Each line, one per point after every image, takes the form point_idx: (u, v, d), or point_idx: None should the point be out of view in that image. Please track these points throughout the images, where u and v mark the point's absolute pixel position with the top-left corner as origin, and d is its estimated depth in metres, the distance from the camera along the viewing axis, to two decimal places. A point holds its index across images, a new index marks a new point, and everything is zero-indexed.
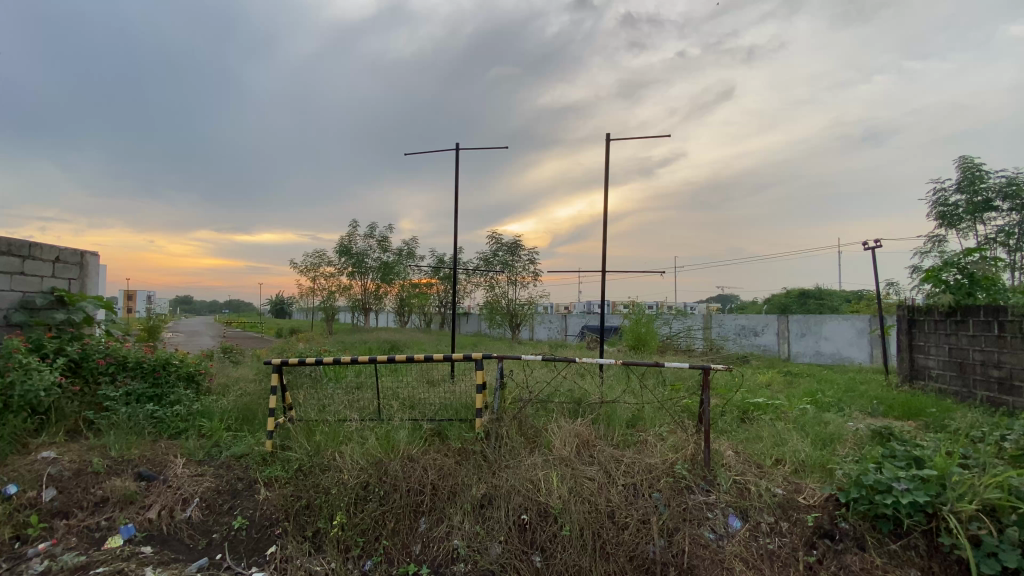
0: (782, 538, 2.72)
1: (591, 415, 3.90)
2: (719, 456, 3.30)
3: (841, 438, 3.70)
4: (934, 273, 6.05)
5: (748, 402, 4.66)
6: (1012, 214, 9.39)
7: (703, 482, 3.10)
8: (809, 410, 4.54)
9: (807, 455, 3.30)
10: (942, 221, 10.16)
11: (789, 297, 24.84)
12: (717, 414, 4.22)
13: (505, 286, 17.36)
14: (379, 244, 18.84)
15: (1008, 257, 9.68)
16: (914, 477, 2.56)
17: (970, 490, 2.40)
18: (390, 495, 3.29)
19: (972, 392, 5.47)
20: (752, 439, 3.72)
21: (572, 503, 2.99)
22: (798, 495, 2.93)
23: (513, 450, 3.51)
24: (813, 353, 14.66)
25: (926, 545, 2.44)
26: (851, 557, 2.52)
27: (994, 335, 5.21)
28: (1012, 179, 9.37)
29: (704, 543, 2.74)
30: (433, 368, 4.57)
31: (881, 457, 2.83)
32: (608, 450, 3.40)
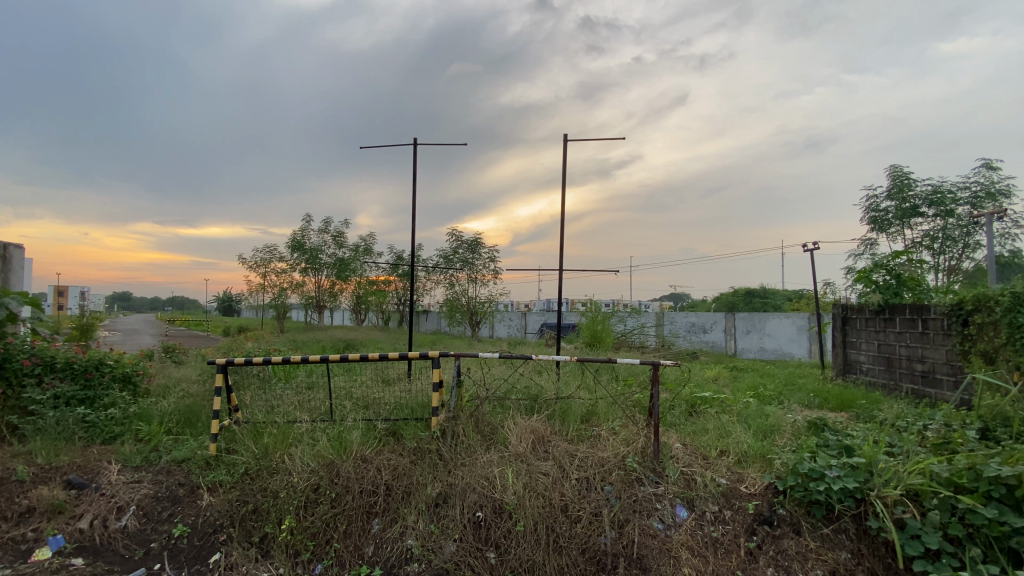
0: (725, 525, 2.84)
1: (547, 412, 3.94)
2: (667, 448, 3.42)
3: (780, 429, 3.91)
4: (866, 274, 6.49)
5: (695, 396, 4.85)
6: (936, 219, 10.16)
7: (653, 474, 3.20)
8: (752, 403, 4.78)
9: (749, 445, 3.47)
10: (874, 226, 10.89)
11: (736, 296, 25.94)
12: (667, 408, 4.37)
13: (465, 284, 17.27)
14: (334, 240, 18.35)
15: (931, 260, 10.48)
16: (845, 464, 2.73)
17: (895, 476, 2.57)
18: (342, 497, 3.22)
19: (898, 385, 5.90)
20: (698, 431, 3.87)
21: (526, 499, 3.02)
22: (741, 484, 3.07)
23: (469, 448, 3.51)
24: (758, 349, 15.41)
25: (855, 528, 2.60)
26: (788, 542, 2.67)
27: (918, 331, 5.62)
28: (936, 188, 10.13)
29: (653, 533, 2.84)
30: (388, 367, 4.50)
31: (816, 446, 3.01)
32: (563, 445, 3.45)
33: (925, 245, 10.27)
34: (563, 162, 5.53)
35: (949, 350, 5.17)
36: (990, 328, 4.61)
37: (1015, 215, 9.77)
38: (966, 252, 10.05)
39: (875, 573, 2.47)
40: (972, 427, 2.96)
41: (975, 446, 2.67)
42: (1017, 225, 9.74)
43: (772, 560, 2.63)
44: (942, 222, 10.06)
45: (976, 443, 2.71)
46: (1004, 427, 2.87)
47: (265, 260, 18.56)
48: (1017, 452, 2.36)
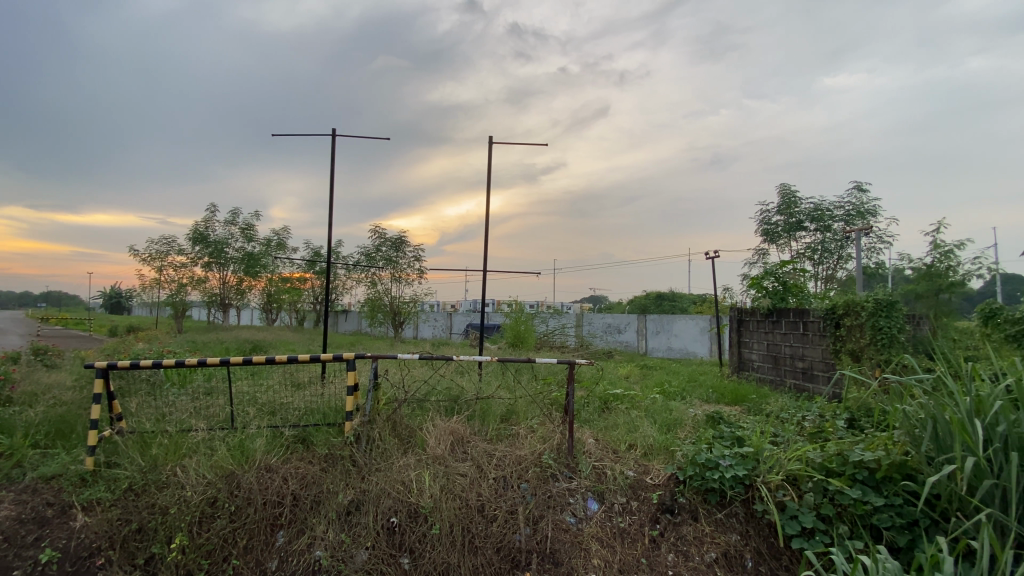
0: (631, 516, 3.00)
1: (467, 412, 3.93)
2: (581, 443, 3.55)
3: (682, 423, 4.20)
4: (758, 280, 7.19)
5: (608, 393, 5.08)
6: (817, 233, 11.43)
7: (567, 469, 3.31)
8: (658, 398, 5.10)
9: (655, 439, 3.69)
10: (766, 237, 12.04)
11: (649, 299, 27.54)
12: (582, 405, 4.54)
13: (387, 283, 16.78)
14: (242, 233, 17.04)
15: (812, 270, 11.78)
16: (736, 454, 2.99)
17: (777, 463, 2.86)
18: (243, 510, 3.01)
19: (783, 380, 6.57)
20: (610, 427, 4.05)
21: (442, 502, 2.99)
22: (646, 476, 3.25)
23: (384, 453, 3.41)
24: (666, 348, 16.51)
25: (744, 512, 2.83)
26: (687, 528, 2.87)
27: (800, 332, 6.29)
28: (817, 206, 11.41)
29: (565, 527, 2.93)
30: (299, 369, 4.25)
31: (713, 437, 3.27)
32: (482, 446, 3.46)
33: (807, 256, 11.53)
34: (489, 164, 5.57)
35: (824, 349, 5.84)
36: (857, 330, 5.27)
37: (877, 232, 11.26)
38: (839, 263, 11.42)
39: (760, 552, 2.71)
40: (843, 418, 3.36)
41: (844, 434, 3.03)
42: (879, 240, 11.21)
43: (672, 547, 2.81)
44: (821, 236, 11.34)
45: (844, 432, 3.08)
46: (867, 417, 3.29)
47: (161, 252, 16.79)
48: (877, 438, 2.70)
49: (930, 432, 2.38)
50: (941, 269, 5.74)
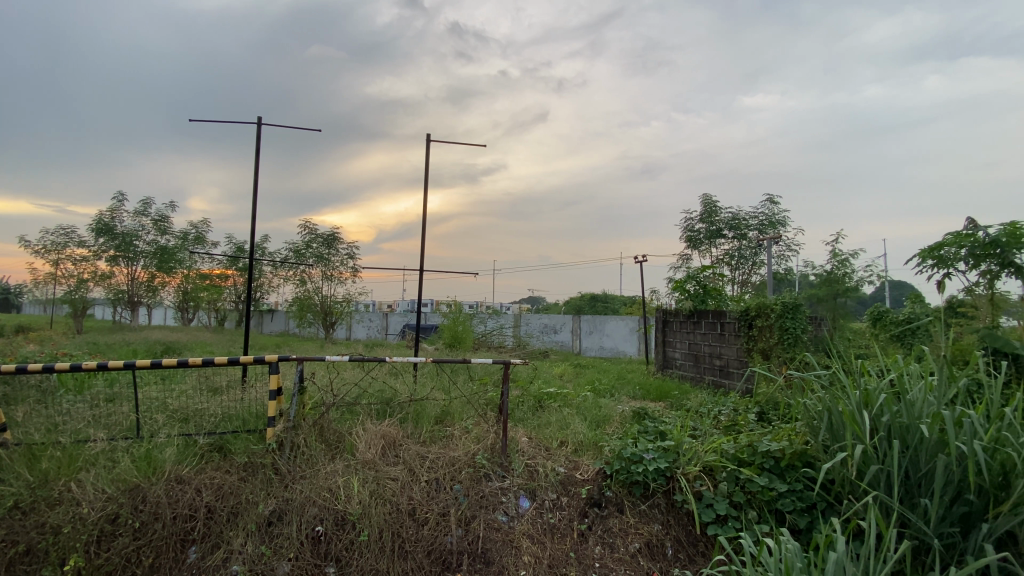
0: (561, 511, 3.09)
1: (399, 415, 3.85)
2: (514, 442, 3.60)
3: (611, 419, 4.37)
4: (681, 283, 7.65)
5: (542, 391, 5.18)
6: (735, 241, 12.29)
7: (500, 468, 3.34)
8: (589, 396, 5.27)
9: (585, 435, 3.81)
10: (690, 243, 12.78)
11: (583, 300, 28.38)
12: (517, 404, 4.59)
13: (318, 282, 16.08)
14: (155, 225, 15.65)
15: (730, 275, 12.64)
16: (659, 448, 3.16)
17: (694, 455, 3.05)
18: (149, 526, 2.79)
19: (702, 377, 7.00)
20: (542, 425, 4.13)
21: (371, 507, 2.92)
22: (576, 472, 3.35)
23: (310, 459, 3.27)
24: (599, 348, 17.09)
25: (665, 502, 2.99)
26: (613, 520, 2.99)
27: (717, 332, 6.73)
28: (735, 216, 12.28)
29: (497, 526, 2.96)
30: (216, 373, 3.96)
31: (638, 433, 3.43)
32: (414, 448, 3.41)
33: (726, 261, 12.38)
34: (426, 162, 5.48)
35: (738, 348, 6.29)
36: (767, 330, 5.73)
37: (786, 241, 12.28)
38: (754, 269, 12.31)
39: (679, 540, 2.87)
40: (753, 412, 3.64)
41: (754, 427, 3.28)
42: (788, 249, 12.25)
43: (600, 539, 2.92)
44: (738, 243, 12.21)
45: (754, 424, 3.34)
46: (774, 410, 3.59)
47: (56, 244, 15.04)
48: (782, 430, 2.95)
49: (827, 424, 2.63)
50: (839, 276, 6.37)
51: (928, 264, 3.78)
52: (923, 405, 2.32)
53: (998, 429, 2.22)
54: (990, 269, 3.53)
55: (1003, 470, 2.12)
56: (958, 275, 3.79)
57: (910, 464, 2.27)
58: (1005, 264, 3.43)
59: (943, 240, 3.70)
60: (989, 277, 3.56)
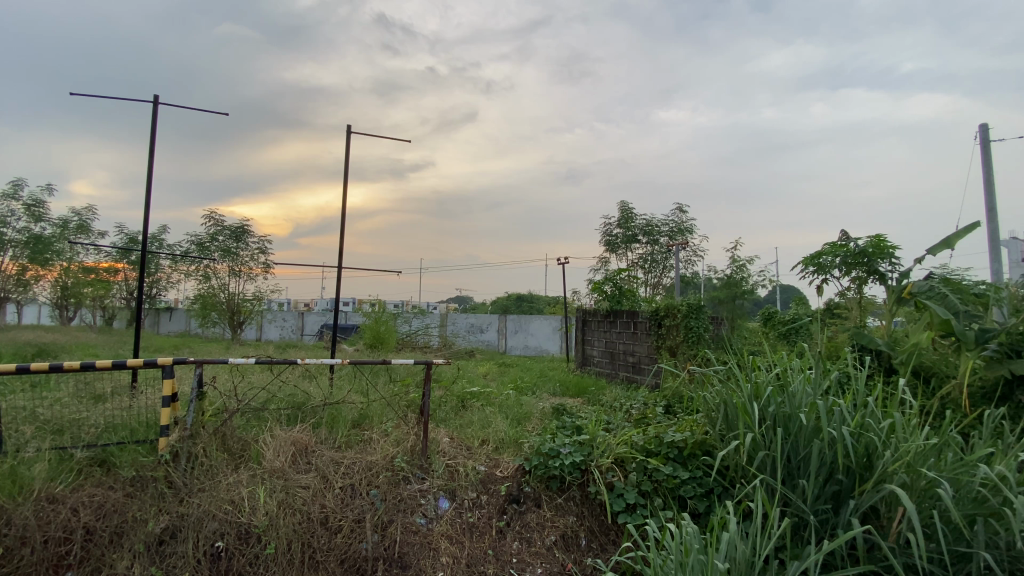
0: (480, 510, 3.11)
1: (313, 420, 3.66)
2: (435, 443, 3.56)
3: (531, 416, 4.47)
4: (599, 285, 8.06)
5: (465, 390, 5.18)
6: (648, 245, 13.04)
7: (419, 471, 3.29)
8: (511, 394, 5.35)
9: (505, 433, 3.86)
10: (608, 247, 13.38)
11: (509, 300, 28.74)
12: (439, 405, 4.55)
13: (225, 278, 14.87)
14: (26, 210, 13.66)
15: (644, 277, 13.38)
16: (575, 442, 3.28)
17: (607, 447, 3.20)
18: (15, 552, 2.50)
19: (617, 373, 7.36)
20: (464, 424, 4.13)
21: (279, 518, 2.77)
22: (496, 469, 3.39)
23: (210, 470, 3.03)
24: (523, 347, 17.40)
25: (580, 494, 3.11)
26: (530, 515, 3.06)
27: (631, 331, 7.10)
28: (648, 222, 13.05)
29: (415, 529, 2.92)
30: (100, 378, 3.54)
31: (557, 428, 3.54)
32: (328, 454, 3.27)
33: (640, 265, 13.08)
34: (346, 153, 5.24)
35: (649, 345, 6.68)
36: (675, 329, 6.15)
37: (693, 247, 13.22)
38: (664, 272, 13.02)
39: (592, 530, 2.99)
40: (662, 406, 3.89)
41: (661, 420, 3.51)
42: (695, 254, 13.22)
43: (517, 535, 2.98)
44: (652, 248, 12.99)
45: (661, 417, 3.58)
46: (679, 403, 3.86)
47: None
48: (685, 422, 3.18)
49: (723, 415, 2.87)
50: (737, 279, 6.98)
51: (811, 271, 4.25)
52: (803, 396, 2.60)
53: (861, 416, 2.55)
54: (859, 275, 4.04)
55: (865, 452, 2.43)
56: (834, 280, 4.30)
57: (791, 449, 2.54)
58: (871, 272, 3.95)
59: (823, 249, 4.17)
60: (858, 283, 4.08)
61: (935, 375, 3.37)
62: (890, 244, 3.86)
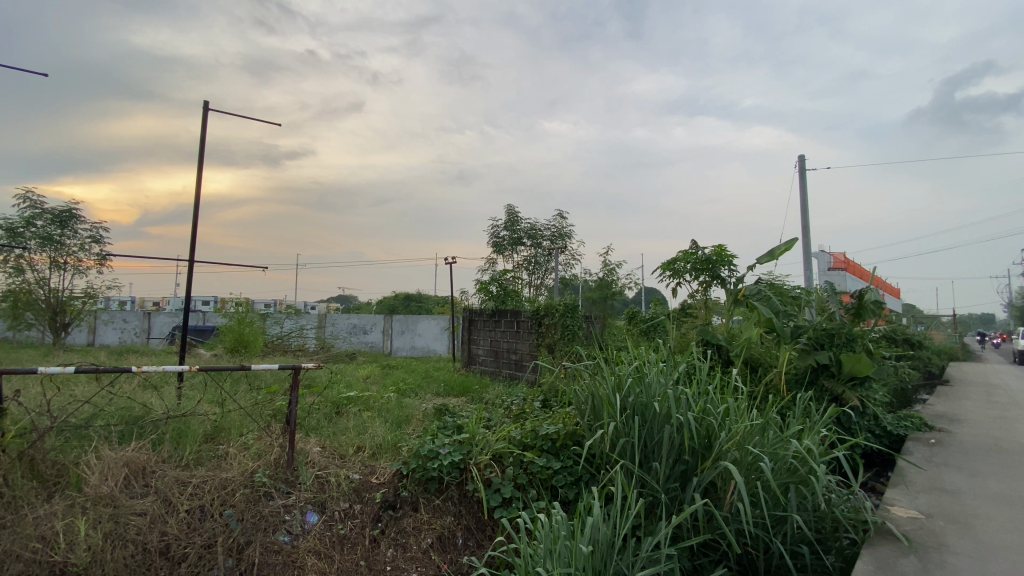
0: (352, 520, 2.96)
1: (153, 436, 3.17)
2: (303, 454, 3.31)
3: (412, 419, 4.36)
4: (485, 285, 8.19)
5: (341, 396, 4.90)
6: (533, 248, 13.56)
7: (284, 485, 3.04)
8: (392, 397, 5.19)
9: (383, 438, 3.72)
10: (495, 249, 13.67)
11: (395, 300, 27.92)
12: (311, 412, 4.24)
13: (44, 272, 12.39)
14: None
15: (529, 279, 13.88)
16: (454, 441, 3.26)
17: (485, 445, 3.23)
18: None
19: (500, 371, 7.52)
20: (338, 432, 3.90)
21: (105, 553, 2.46)
22: (372, 476, 3.26)
23: (12, 504, 2.56)
24: (409, 348, 17.01)
25: (458, 494, 3.09)
26: (406, 520, 2.99)
27: (514, 330, 7.30)
28: (533, 226, 13.58)
29: (277, 548, 2.69)
30: None
31: (437, 429, 3.49)
32: (171, 473, 2.87)
33: (525, 267, 13.54)
34: (203, 133, 4.66)
35: (530, 343, 6.94)
36: (554, 328, 6.49)
37: (572, 251, 14.00)
38: (547, 274, 13.59)
39: (469, 528, 3.00)
40: (539, 400, 4.04)
41: (538, 414, 3.65)
42: (575, 257, 14.06)
43: (392, 542, 2.89)
44: (536, 251, 13.53)
45: (538, 411, 3.72)
46: (554, 397, 4.04)
47: None
48: (560, 415, 3.34)
49: (591, 406, 3.07)
50: (609, 281, 7.58)
51: (668, 275, 4.74)
52: (657, 385, 2.88)
53: (705, 401, 2.89)
54: (706, 279, 4.61)
55: (706, 434, 2.76)
56: (686, 283, 4.84)
57: (648, 435, 2.80)
58: (714, 276, 4.53)
59: (677, 256, 4.67)
60: (704, 285, 4.65)
61: (762, 364, 3.94)
62: (730, 253, 4.45)
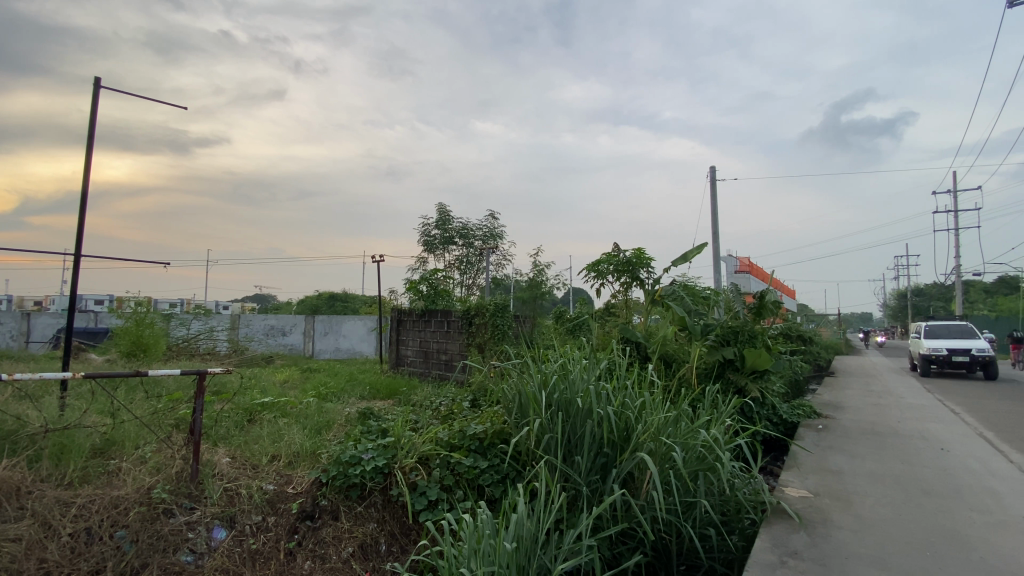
0: (266, 533, 2.79)
1: (28, 452, 2.80)
2: (210, 466, 3.07)
3: (333, 424, 4.19)
4: (415, 284, 8.03)
5: (255, 402, 4.60)
6: (464, 248, 13.51)
7: (187, 500, 2.81)
8: (313, 401, 4.95)
9: (301, 445, 3.54)
10: (425, 248, 13.47)
11: (319, 300, 26.63)
12: (220, 420, 3.94)
13: None
14: None
15: (460, 279, 13.80)
16: (378, 446, 3.17)
17: (411, 447, 3.17)
18: None
19: (429, 371, 7.42)
20: (251, 440, 3.65)
21: None
22: (288, 486, 3.09)
23: None
24: (333, 350, 16.27)
25: (381, 499, 2.99)
26: (326, 530, 2.87)
27: (444, 330, 7.22)
28: (464, 225, 13.53)
29: (177, 569, 2.48)
30: None
31: (360, 434, 3.37)
32: (51, 493, 2.58)
33: (456, 266, 13.47)
34: (94, 113, 4.18)
35: (460, 343, 6.92)
36: (484, 328, 6.54)
37: (504, 251, 14.13)
38: (478, 274, 13.59)
39: (393, 534, 2.91)
40: (468, 400, 4.02)
41: (466, 414, 3.64)
42: (506, 258, 14.18)
43: (310, 553, 2.75)
44: (467, 251, 13.49)
45: (466, 411, 3.71)
46: (483, 397, 4.04)
47: None
48: (487, 414, 3.35)
49: (518, 404, 3.11)
50: (539, 282, 7.71)
51: (592, 276, 4.91)
52: (580, 382, 2.98)
53: (624, 396, 3.04)
54: (627, 280, 4.82)
55: (625, 426, 2.90)
56: (609, 284, 5.04)
57: (571, 430, 2.88)
58: (635, 278, 4.76)
59: (601, 258, 4.85)
60: (625, 286, 4.86)
61: (676, 360, 4.19)
62: (648, 256, 4.70)
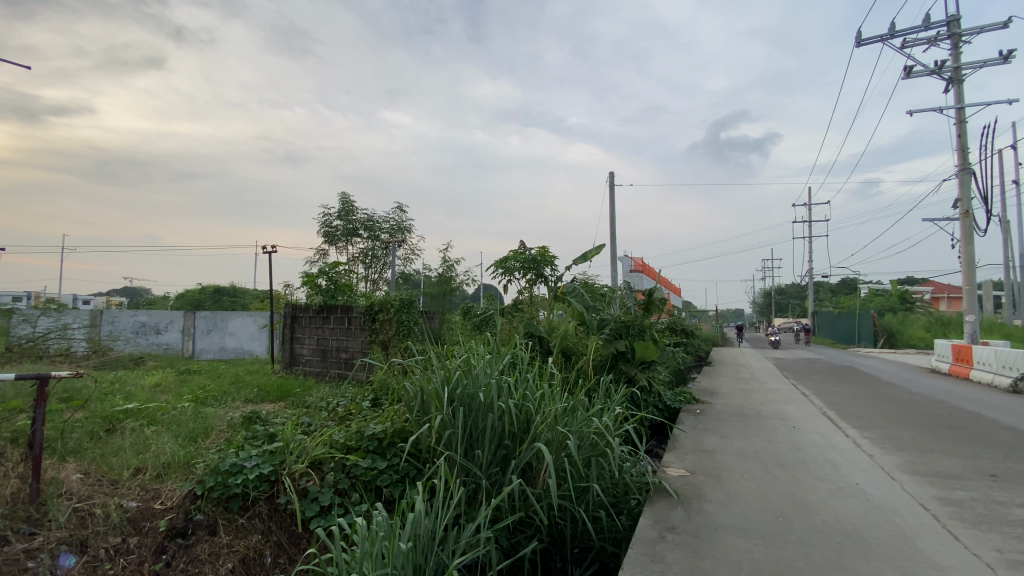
0: (127, 557, 2.49)
1: None
2: (56, 484, 2.68)
3: (212, 431, 3.83)
4: (313, 278, 7.56)
5: (118, 410, 4.07)
6: (369, 241, 13.03)
7: (26, 525, 2.45)
8: (189, 406, 4.49)
9: (172, 456, 3.19)
10: (326, 240, 12.79)
11: (202, 294, 24.12)
12: (69, 432, 3.43)
13: None
14: None
15: (364, 273, 13.30)
16: (264, 452, 2.96)
17: (303, 452, 2.99)
18: None
19: (327, 370, 7.08)
20: (109, 453, 3.23)
21: None
22: (155, 502, 2.78)
23: None
24: (217, 349, 14.82)
25: (267, 508, 2.79)
26: (201, 546, 2.62)
27: (344, 327, 6.91)
28: (369, 217, 13.05)
29: None
30: None
31: (243, 440, 3.11)
32: None
33: (360, 260, 12.94)
34: None
35: (362, 341, 6.67)
36: (388, 324, 6.39)
37: (411, 246, 13.86)
38: (384, 268, 13.19)
39: (281, 544, 2.72)
40: (368, 400, 3.88)
41: (365, 414, 3.51)
42: (413, 253, 13.92)
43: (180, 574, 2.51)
44: (372, 244, 13.02)
45: (366, 411, 3.58)
46: (385, 395, 3.93)
47: None
48: (387, 413, 3.27)
49: (420, 401, 3.07)
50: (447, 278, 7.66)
51: (500, 273, 4.99)
52: (483, 376, 3.01)
53: (525, 389, 3.13)
54: (532, 277, 4.96)
55: (525, 418, 2.99)
56: (515, 281, 5.16)
57: (472, 424, 2.91)
58: (539, 275, 4.91)
59: (508, 255, 4.94)
60: (530, 283, 5.00)
61: (575, 353, 4.40)
62: (552, 254, 4.87)
